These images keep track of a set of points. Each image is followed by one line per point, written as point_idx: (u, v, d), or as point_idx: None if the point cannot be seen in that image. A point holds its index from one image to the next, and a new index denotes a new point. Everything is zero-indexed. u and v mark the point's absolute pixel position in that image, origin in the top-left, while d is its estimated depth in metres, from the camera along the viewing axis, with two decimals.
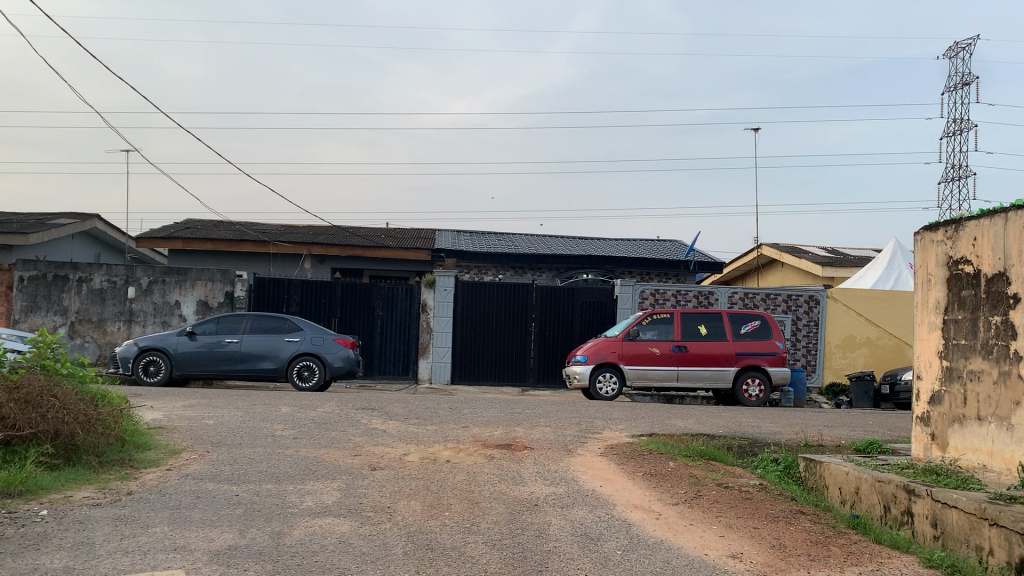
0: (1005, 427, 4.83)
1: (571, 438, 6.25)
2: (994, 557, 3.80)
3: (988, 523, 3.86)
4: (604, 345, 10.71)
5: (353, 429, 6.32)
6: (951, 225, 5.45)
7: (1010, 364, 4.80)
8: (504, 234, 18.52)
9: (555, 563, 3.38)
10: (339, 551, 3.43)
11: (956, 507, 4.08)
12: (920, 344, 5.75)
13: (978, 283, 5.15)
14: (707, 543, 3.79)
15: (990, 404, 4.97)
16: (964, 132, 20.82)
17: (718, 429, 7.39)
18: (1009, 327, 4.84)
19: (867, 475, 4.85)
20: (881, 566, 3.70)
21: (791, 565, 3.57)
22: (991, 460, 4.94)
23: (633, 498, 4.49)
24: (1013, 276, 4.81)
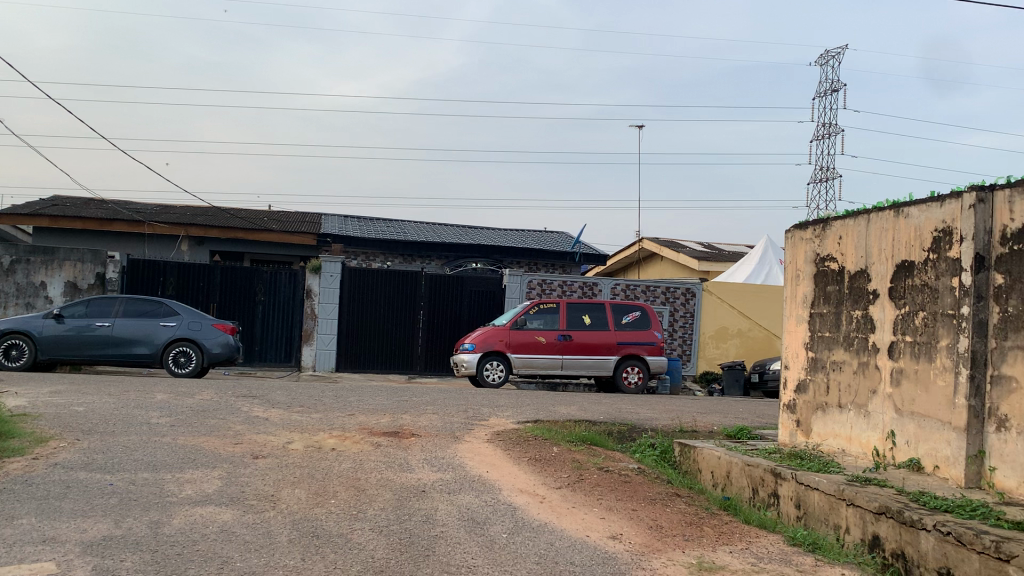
0: (863, 415, 5.18)
1: (457, 424, 6.30)
2: (850, 534, 4.10)
3: (846, 504, 4.16)
4: (491, 334, 10.79)
5: (234, 417, 6.16)
6: (820, 224, 5.78)
7: (869, 356, 5.16)
8: (392, 220, 18.36)
9: (442, 548, 3.42)
10: (221, 540, 3.35)
11: (817, 489, 4.37)
12: (789, 336, 6.08)
13: (842, 279, 5.48)
14: (588, 526, 3.91)
15: (850, 392, 5.32)
16: (833, 136, 22.01)
17: (600, 415, 7.60)
18: (869, 321, 5.18)
19: (738, 460, 5.11)
20: (751, 545, 3.91)
21: (667, 545, 3.73)
22: (850, 444, 5.30)
23: (519, 483, 4.58)
24: (874, 274, 5.16)
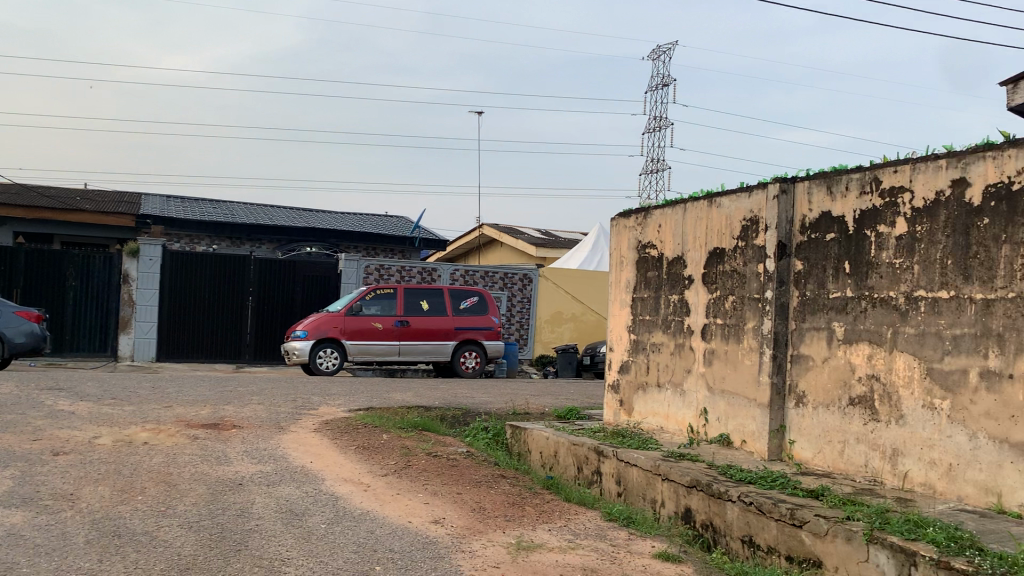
0: (679, 393, 5.45)
1: (284, 414, 6.11)
2: (665, 508, 4.31)
3: (661, 479, 4.35)
4: (324, 320, 10.51)
5: (34, 412, 5.70)
6: (641, 212, 6.00)
7: (684, 338, 5.42)
8: (221, 202, 17.58)
9: (256, 541, 3.30)
10: (6, 545, 3.08)
11: (635, 465, 4.56)
12: (613, 320, 6.30)
13: (660, 265, 5.73)
14: (411, 511, 3.89)
15: (668, 371, 5.57)
16: (663, 129, 22.95)
17: (433, 401, 7.60)
18: (684, 305, 5.44)
19: (564, 440, 5.24)
20: (569, 523, 4.03)
21: (488, 526, 3.77)
22: (667, 422, 5.56)
23: (343, 472, 4.50)
24: (689, 260, 5.42)
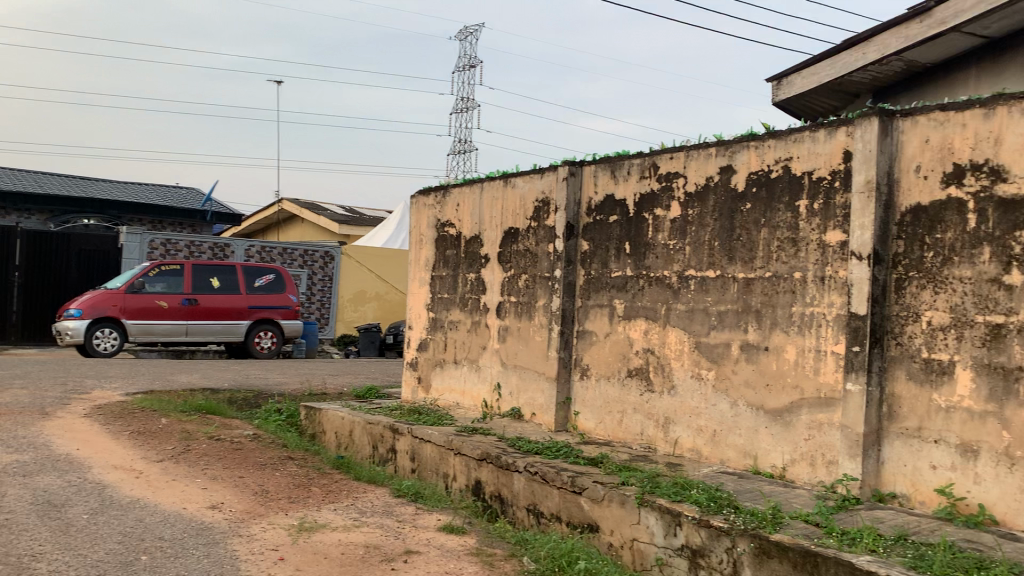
0: (475, 369, 5.53)
1: (49, 400, 5.62)
2: (457, 482, 4.38)
3: (454, 453, 4.42)
4: (101, 299, 9.79)
5: None
6: (439, 190, 6.02)
7: (480, 316, 5.51)
8: None
9: (4, 537, 3.01)
10: None
11: (429, 441, 4.59)
12: (412, 297, 6.28)
13: (458, 244, 5.78)
14: (187, 497, 3.71)
15: (464, 348, 5.64)
16: (469, 110, 23.17)
17: (222, 382, 7.26)
18: (480, 283, 5.53)
19: (359, 419, 5.19)
20: (356, 501, 4.00)
21: (270, 509, 3.67)
22: (463, 398, 5.64)
23: (113, 459, 4.20)
24: (485, 239, 5.51)
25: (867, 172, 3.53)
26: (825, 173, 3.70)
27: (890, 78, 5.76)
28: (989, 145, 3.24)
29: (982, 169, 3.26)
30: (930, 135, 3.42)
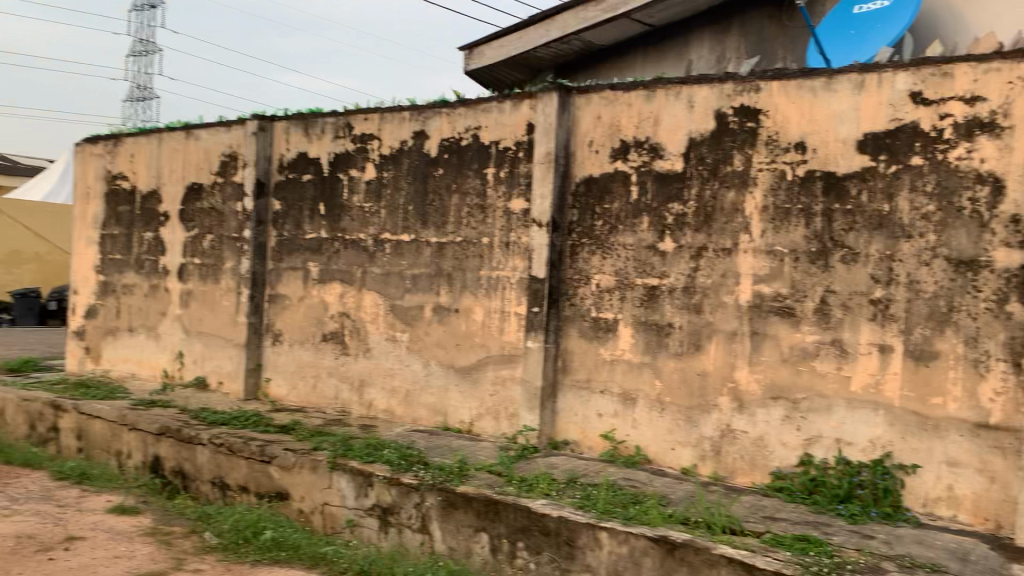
0: (153, 337, 5.50)
1: None
2: (132, 459, 4.27)
3: (127, 429, 4.29)
4: None
5: None
6: (110, 141, 5.76)
7: (159, 279, 5.45)
8: None
9: None
10: None
11: (99, 418, 4.40)
12: (77, 258, 5.97)
13: (133, 199, 5.63)
14: None
15: (140, 314, 5.54)
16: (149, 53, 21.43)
17: None
18: (160, 243, 5.47)
19: (14, 396, 4.82)
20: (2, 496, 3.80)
21: None
22: (140, 368, 5.56)
23: None
24: (164, 194, 5.45)
25: (547, 144, 4.02)
26: (511, 143, 4.17)
27: (568, 57, 6.12)
28: (650, 124, 3.93)
29: (645, 147, 3.93)
30: (601, 112, 4.07)
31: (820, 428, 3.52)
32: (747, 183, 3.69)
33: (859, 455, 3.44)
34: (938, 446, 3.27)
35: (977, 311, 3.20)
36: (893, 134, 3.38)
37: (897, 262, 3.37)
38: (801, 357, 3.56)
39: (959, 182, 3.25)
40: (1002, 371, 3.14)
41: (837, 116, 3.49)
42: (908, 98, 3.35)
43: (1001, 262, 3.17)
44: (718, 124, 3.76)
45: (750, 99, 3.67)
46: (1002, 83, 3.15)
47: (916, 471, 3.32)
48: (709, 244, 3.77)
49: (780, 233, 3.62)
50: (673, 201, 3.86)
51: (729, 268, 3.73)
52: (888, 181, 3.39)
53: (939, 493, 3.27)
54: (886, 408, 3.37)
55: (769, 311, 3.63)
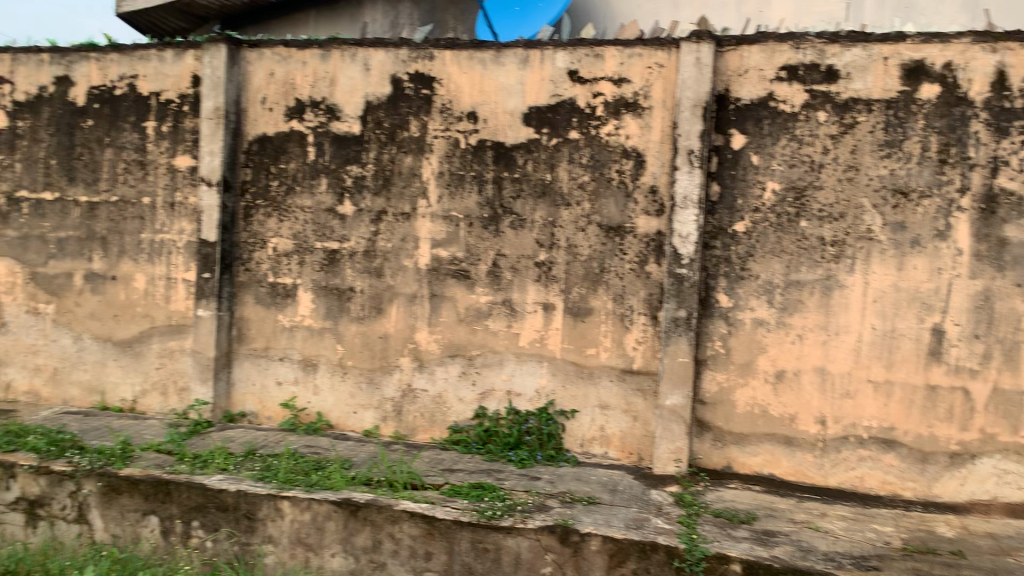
0: None
1: None
2: None
3: None
4: None
5: None
6: None
7: None
8: None
9: None
10: None
11: None
12: None
13: None
14: None
15: None
16: None
17: None
18: None
19: None
20: None
21: None
22: None
23: None
24: None
25: (215, 98, 4.04)
26: (174, 95, 4.13)
27: (236, 10, 5.73)
28: (326, 85, 4.06)
29: (321, 107, 4.06)
30: (274, 69, 4.11)
31: (493, 382, 3.96)
32: (424, 150, 3.97)
33: (528, 405, 3.94)
34: (593, 392, 3.87)
35: (623, 272, 3.79)
36: (554, 108, 3.81)
37: (558, 228, 3.84)
38: (475, 317, 3.96)
39: (609, 156, 3.77)
40: (642, 325, 3.78)
41: (505, 89, 3.87)
42: (566, 76, 3.79)
43: (642, 228, 3.76)
44: (394, 89, 3.99)
45: (424, 65, 3.94)
46: (643, 68, 3.71)
47: (574, 415, 3.90)
48: (388, 208, 4.02)
49: (455, 198, 3.95)
50: (351, 163, 4.05)
51: (408, 232, 4.01)
52: (550, 153, 3.83)
53: (594, 434, 3.89)
54: (549, 360, 3.90)
55: (446, 275, 3.98)
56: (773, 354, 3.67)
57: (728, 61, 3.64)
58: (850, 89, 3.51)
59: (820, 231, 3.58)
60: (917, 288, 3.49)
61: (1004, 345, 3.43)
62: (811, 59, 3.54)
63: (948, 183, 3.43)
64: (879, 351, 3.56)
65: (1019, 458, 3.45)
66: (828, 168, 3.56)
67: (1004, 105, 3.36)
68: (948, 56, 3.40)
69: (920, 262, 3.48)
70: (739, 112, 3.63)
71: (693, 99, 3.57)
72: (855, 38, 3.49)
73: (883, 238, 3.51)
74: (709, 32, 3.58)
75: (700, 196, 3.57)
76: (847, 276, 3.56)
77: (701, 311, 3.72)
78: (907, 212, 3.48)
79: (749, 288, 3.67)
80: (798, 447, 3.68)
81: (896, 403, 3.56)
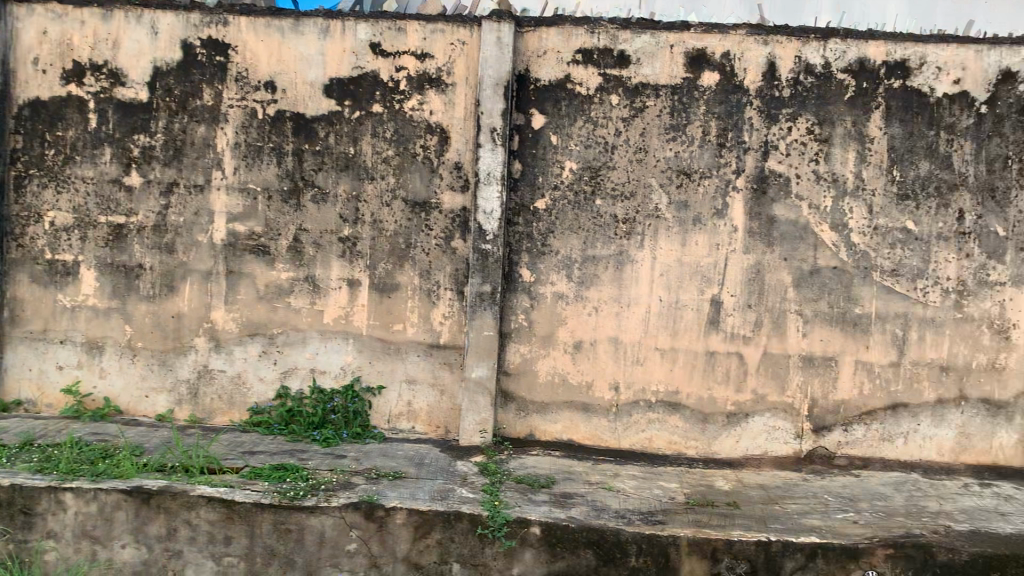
0: None
1: None
2: None
3: None
4: None
5: None
6: None
7: None
8: None
9: None
10: None
11: None
12: None
13: None
14: None
15: None
16: None
17: None
18: None
19: None
20: None
21: None
22: None
23: None
24: None
25: None
26: None
27: None
28: (108, 47, 3.80)
29: (102, 71, 3.80)
30: (47, 27, 3.82)
31: (296, 360, 3.89)
32: (218, 119, 3.80)
33: (333, 382, 3.89)
34: (399, 367, 3.88)
35: (429, 248, 3.82)
36: (356, 81, 3.76)
37: (362, 203, 3.81)
38: (276, 294, 3.86)
39: (413, 131, 3.77)
40: (448, 299, 3.83)
41: (305, 60, 3.77)
42: (368, 49, 3.75)
43: (447, 204, 3.79)
44: (185, 54, 3.79)
45: (218, 31, 3.76)
46: (446, 44, 3.73)
47: (381, 391, 3.90)
48: (180, 179, 3.83)
49: (252, 171, 3.82)
50: (137, 131, 3.82)
51: (202, 206, 3.84)
52: (352, 126, 3.78)
53: (400, 409, 3.91)
54: (355, 337, 3.87)
55: (245, 250, 3.85)
56: (571, 326, 3.84)
57: (527, 41, 3.72)
58: (640, 74, 3.70)
59: (613, 208, 3.77)
60: (699, 263, 3.76)
61: (772, 314, 3.77)
62: (605, 43, 3.70)
63: (726, 165, 3.71)
64: (666, 321, 3.81)
65: (784, 415, 3.81)
66: (621, 149, 3.74)
67: (773, 94, 3.67)
68: (726, 46, 3.66)
69: (701, 238, 3.75)
70: (538, 92, 3.74)
71: (493, 77, 3.63)
72: (644, 25, 3.68)
73: (668, 216, 3.75)
74: (509, 12, 3.65)
75: (503, 172, 3.65)
76: (638, 252, 3.77)
77: (504, 286, 3.82)
78: (690, 192, 3.73)
79: (549, 263, 3.81)
80: (594, 413, 3.88)
81: (680, 368, 3.83)
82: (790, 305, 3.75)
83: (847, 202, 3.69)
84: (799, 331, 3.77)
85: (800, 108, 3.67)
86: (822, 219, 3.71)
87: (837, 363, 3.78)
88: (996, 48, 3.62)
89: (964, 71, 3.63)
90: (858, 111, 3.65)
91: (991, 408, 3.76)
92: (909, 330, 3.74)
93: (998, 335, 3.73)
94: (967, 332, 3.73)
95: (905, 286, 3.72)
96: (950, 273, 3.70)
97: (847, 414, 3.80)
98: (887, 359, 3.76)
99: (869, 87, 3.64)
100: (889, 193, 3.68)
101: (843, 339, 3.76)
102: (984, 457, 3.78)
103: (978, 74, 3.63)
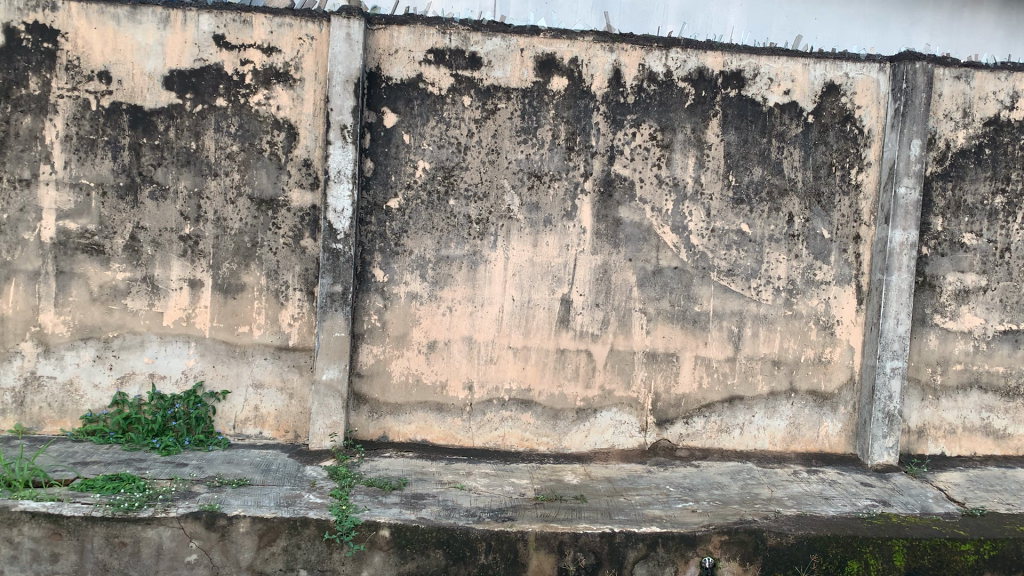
0: None
1: None
2: None
3: None
4: None
5: None
6: None
7: None
8: None
9: None
10: None
11: None
12: None
13: None
14: None
15: None
16: None
17: None
18: None
19: None
20: None
21: None
22: None
23: None
24: None
25: None
26: None
27: None
28: None
29: None
30: None
31: (133, 365, 3.71)
32: (46, 110, 3.56)
33: (174, 387, 3.74)
34: (245, 370, 3.78)
35: (277, 247, 3.72)
36: (198, 74, 3.62)
37: (205, 200, 3.67)
38: (111, 295, 3.67)
39: (260, 127, 3.66)
40: (298, 300, 3.75)
41: (142, 50, 3.59)
42: (212, 41, 3.61)
43: (295, 202, 3.70)
44: (9, 39, 3.53)
45: (46, 16, 3.53)
46: (294, 39, 3.64)
47: (225, 396, 3.78)
48: (3, 173, 3.57)
49: (85, 165, 3.61)
50: None
51: (29, 201, 3.59)
52: (195, 120, 3.63)
53: (246, 414, 3.80)
54: (197, 340, 3.73)
55: (77, 249, 3.64)
56: (425, 325, 3.83)
57: (378, 39, 3.68)
58: (491, 77, 3.73)
59: (466, 209, 3.79)
60: (549, 263, 3.84)
61: (619, 313, 3.89)
62: (456, 44, 3.71)
63: (574, 168, 3.80)
64: (517, 320, 3.87)
65: (630, 410, 3.96)
66: (473, 150, 3.76)
67: (619, 100, 3.78)
68: (574, 52, 3.75)
69: (551, 239, 3.83)
70: (389, 91, 3.70)
71: (343, 74, 3.57)
72: (495, 28, 3.72)
73: (520, 217, 3.80)
74: (359, 9, 3.60)
75: (354, 171, 3.60)
76: (490, 251, 3.81)
77: (357, 286, 3.76)
78: (541, 193, 3.80)
79: (402, 263, 3.79)
80: (448, 413, 3.89)
81: (533, 366, 3.89)
82: (634, 304, 3.89)
83: (686, 205, 3.86)
84: (644, 328, 3.91)
85: (644, 115, 3.80)
86: (664, 222, 3.86)
87: (679, 358, 3.94)
88: (821, 62, 3.87)
89: (794, 83, 3.86)
90: (697, 118, 3.82)
91: (818, 399, 4.02)
92: (744, 326, 3.95)
93: (824, 331, 3.99)
94: (797, 328, 3.97)
95: (740, 286, 3.92)
96: (781, 273, 3.94)
97: (688, 408, 3.98)
98: (724, 354, 3.96)
99: (708, 95, 3.81)
100: (725, 197, 3.87)
101: (683, 337, 3.93)
102: (812, 444, 4.04)
103: (805, 86, 3.87)
